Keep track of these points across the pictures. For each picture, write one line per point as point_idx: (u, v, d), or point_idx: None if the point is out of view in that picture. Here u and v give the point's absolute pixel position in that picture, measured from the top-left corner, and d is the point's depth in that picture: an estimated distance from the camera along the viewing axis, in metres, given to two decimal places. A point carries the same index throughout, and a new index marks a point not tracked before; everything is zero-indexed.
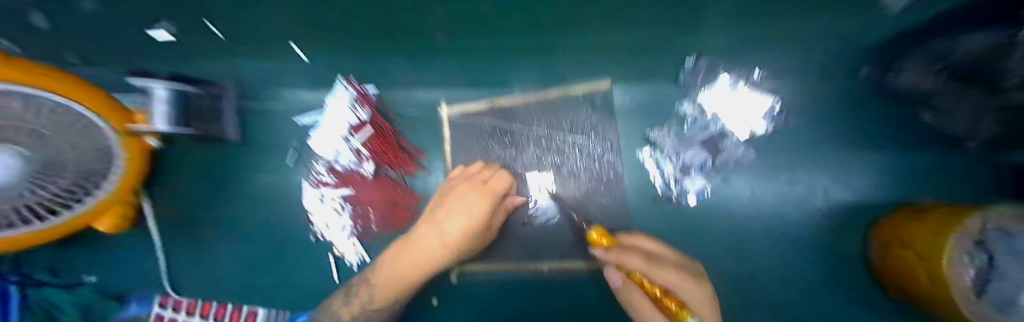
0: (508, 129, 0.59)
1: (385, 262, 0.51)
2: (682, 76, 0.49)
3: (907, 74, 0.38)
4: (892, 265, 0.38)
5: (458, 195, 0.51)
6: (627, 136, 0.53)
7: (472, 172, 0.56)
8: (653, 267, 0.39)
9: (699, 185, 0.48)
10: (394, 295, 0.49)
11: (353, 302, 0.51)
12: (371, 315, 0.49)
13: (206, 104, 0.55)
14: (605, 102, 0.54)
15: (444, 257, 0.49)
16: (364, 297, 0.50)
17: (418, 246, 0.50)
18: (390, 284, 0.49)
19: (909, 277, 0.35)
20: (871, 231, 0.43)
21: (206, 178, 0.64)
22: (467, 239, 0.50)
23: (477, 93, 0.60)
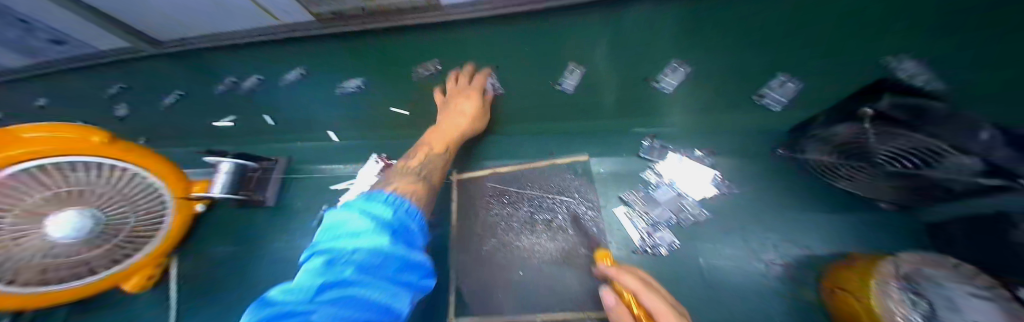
0: (506, 190, 0.71)
1: (435, 134, 0.61)
2: (642, 153, 0.65)
3: (811, 152, 0.54)
4: (840, 310, 0.43)
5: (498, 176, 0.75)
6: (604, 197, 0.64)
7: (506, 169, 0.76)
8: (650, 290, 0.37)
9: (668, 240, 0.57)
10: (440, 155, 0.58)
11: (413, 161, 0.54)
12: (427, 173, 0.51)
13: (256, 174, 0.70)
14: (584, 170, 0.68)
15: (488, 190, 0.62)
16: (427, 149, 0.57)
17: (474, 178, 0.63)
18: (436, 147, 0.59)
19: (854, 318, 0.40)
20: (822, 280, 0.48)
21: (238, 237, 0.72)
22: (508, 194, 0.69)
23: (482, 163, 0.74)
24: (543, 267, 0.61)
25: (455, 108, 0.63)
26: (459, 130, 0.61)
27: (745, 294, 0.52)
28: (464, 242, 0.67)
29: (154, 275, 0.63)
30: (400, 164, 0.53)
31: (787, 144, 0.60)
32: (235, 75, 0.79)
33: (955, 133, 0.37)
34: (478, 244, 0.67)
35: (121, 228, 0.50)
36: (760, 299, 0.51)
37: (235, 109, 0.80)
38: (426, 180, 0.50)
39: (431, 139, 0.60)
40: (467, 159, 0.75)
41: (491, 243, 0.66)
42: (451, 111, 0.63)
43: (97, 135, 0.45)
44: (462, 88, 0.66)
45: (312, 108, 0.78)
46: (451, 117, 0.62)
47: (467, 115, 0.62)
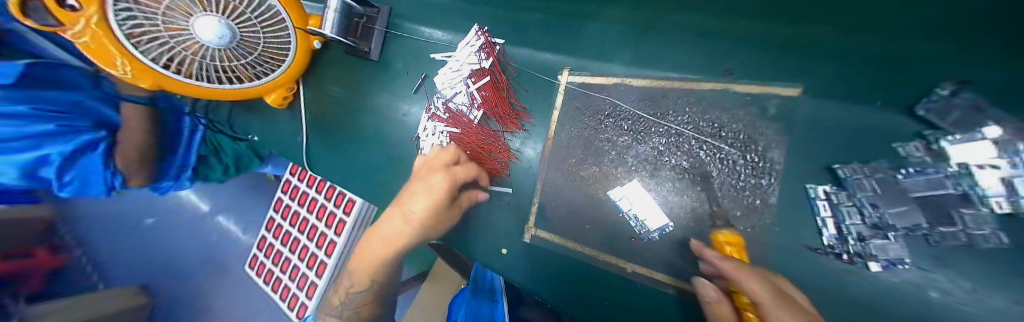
0: (632, 113, 0.52)
1: (368, 242, 0.52)
2: (922, 106, 0.35)
3: None
4: None
5: (420, 181, 0.52)
6: (793, 163, 0.42)
7: (435, 160, 0.53)
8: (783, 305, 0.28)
9: (895, 255, 0.36)
10: (367, 278, 0.52)
11: (341, 298, 0.55)
12: (351, 314, 0.54)
13: (361, 21, 0.65)
14: (780, 112, 0.42)
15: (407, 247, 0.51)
16: (347, 286, 0.55)
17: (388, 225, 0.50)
18: (382, 250, 0.51)
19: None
20: None
21: (343, 85, 0.73)
22: (432, 220, 0.51)
23: (608, 67, 0.55)
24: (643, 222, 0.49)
25: (421, 186, 0.50)
26: (404, 227, 0.49)
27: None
28: (558, 159, 0.58)
29: (289, 97, 0.73)
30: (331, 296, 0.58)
31: None
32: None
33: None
34: (572, 166, 0.56)
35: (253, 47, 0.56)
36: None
37: None
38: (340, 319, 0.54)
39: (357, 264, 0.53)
40: (590, 58, 0.56)
41: (591, 171, 0.55)
42: (431, 171, 0.52)
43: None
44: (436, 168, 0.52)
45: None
46: (409, 206, 0.49)
47: (444, 179, 0.49)
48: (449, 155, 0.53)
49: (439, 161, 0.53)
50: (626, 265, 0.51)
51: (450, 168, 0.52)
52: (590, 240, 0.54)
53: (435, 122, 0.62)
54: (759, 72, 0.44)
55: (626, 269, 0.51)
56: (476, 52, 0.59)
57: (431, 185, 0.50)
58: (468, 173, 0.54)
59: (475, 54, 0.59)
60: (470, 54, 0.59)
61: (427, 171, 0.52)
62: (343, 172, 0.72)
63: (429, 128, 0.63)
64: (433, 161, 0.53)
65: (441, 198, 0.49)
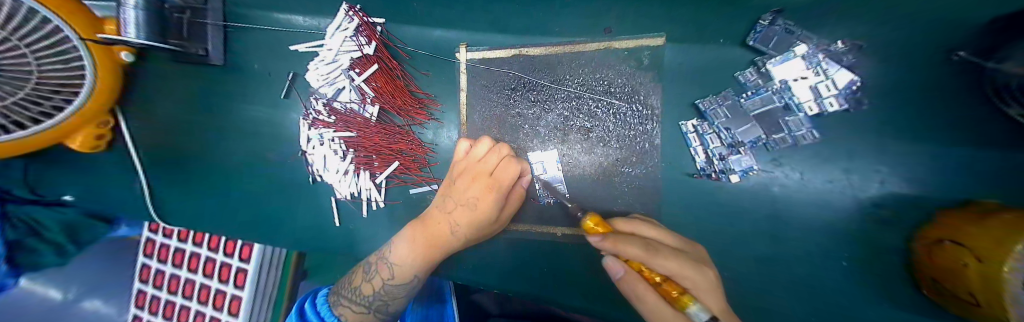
0: (534, 83, 0.52)
1: (402, 251, 0.47)
2: (751, 38, 0.41)
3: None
4: (936, 264, 0.33)
5: (470, 181, 0.47)
6: (669, 104, 0.47)
7: (479, 156, 0.48)
8: (655, 255, 0.34)
9: (746, 165, 0.43)
10: (413, 272, 0.47)
11: (369, 284, 0.47)
12: (382, 306, 0.47)
13: (185, 16, 0.46)
14: (652, 61, 0.47)
15: (452, 241, 0.47)
16: (386, 273, 0.47)
17: (430, 228, 0.47)
18: (419, 248, 0.47)
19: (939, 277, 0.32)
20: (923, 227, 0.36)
21: (192, 105, 0.57)
22: (478, 227, 0.47)
23: (503, 37, 0.52)
24: (558, 187, 0.50)
25: (469, 194, 0.46)
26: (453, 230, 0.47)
27: (791, 226, 0.46)
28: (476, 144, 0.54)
29: (103, 137, 0.52)
30: (377, 257, 0.49)
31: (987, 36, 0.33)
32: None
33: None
34: None
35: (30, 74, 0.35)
36: (816, 234, 0.45)
37: None
38: (379, 313, 0.47)
39: (399, 256, 0.47)
40: (482, 29, 0.51)
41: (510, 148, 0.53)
42: (476, 175, 0.46)
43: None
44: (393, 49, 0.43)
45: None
46: (454, 211, 0.47)
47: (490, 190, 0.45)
48: (502, 155, 0.47)
49: (491, 163, 0.46)
50: (557, 231, 0.52)
51: (490, 174, 0.46)
52: (522, 217, 0.54)
53: (321, 129, 0.53)
54: (632, 24, 0.46)
55: (558, 235, 0.52)
56: (351, 36, 0.50)
57: (488, 181, 0.45)
58: (512, 173, 0.45)
59: (351, 39, 0.50)
60: (344, 40, 0.50)
61: (473, 170, 0.47)
62: (226, 213, 0.58)
63: (314, 137, 0.54)
64: (477, 153, 0.48)
65: (494, 195, 0.45)
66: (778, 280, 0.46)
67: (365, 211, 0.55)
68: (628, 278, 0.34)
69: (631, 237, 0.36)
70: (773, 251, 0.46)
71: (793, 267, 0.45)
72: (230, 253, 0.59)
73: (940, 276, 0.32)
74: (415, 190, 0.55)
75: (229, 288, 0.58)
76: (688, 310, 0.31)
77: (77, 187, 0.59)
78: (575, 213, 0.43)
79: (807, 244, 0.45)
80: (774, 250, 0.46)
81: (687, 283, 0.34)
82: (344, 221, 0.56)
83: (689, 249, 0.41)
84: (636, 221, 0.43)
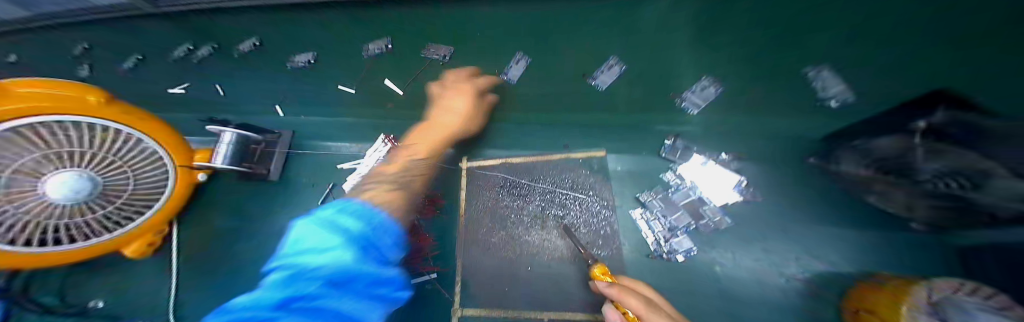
0: (517, 182, 0.68)
1: (423, 132, 0.65)
2: (663, 152, 0.61)
3: (844, 166, 0.52)
4: None
5: (453, 97, 0.64)
6: (620, 197, 0.62)
7: (447, 89, 0.64)
8: (654, 311, 0.39)
9: (687, 246, 0.54)
10: (424, 153, 0.63)
11: (382, 187, 0.52)
12: (406, 183, 0.57)
13: (259, 146, 0.67)
14: (600, 167, 0.64)
15: (455, 130, 0.66)
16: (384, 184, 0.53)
17: (433, 128, 0.65)
18: (422, 148, 0.63)
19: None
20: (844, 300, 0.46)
21: (242, 210, 0.70)
22: (467, 120, 0.66)
23: (495, 151, 0.71)
24: (542, 267, 0.60)
25: (453, 99, 0.64)
26: (451, 128, 0.65)
27: (752, 304, 0.51)
28: (472, 233, 0.65)
29: (156, 243, 0.62)
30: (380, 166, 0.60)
31: (821, 153, 0.56)
32: (189, 42, 0.66)
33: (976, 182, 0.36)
34: (485, 236, 0.64)
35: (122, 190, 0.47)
36: (777, 313, 0.49)
37: (210, 73, 0.70)
38: (403, 189, 0.56)
39: (420, 136, 0.65)
40: (479, 147, 0.72)
41: (501, 235, 0.64)
42: (446, 110, 0.65)
43: (93, 95, 0.42)
44: (463, 82, 0.65)
45: (307, 78, 0.70)
46: (439, 113, 0.65)
47: (462, 114, 0.65)
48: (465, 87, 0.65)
49: (459, 99, 0.64)
50: (546, 316, 0.55)
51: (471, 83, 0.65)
52: (513, 302, 0.57)
53: None
54: (584, 143, 0.67)
55: (546, 320, 0.55)
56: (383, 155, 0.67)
57: (462, 95, 0.64)
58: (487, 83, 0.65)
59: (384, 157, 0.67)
60: (377, 158, 0.67)
61: (460, 88, 0.65)
62: None
63: None
64: (450, 103, 0.64)
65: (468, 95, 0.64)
66: None
67: None
68: None
69: (637, 293, 0.42)
70: None
71: None
72: None
73: None
74: (416, 280, 0.61)
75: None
76: None
77: (94, 294, 0.62)
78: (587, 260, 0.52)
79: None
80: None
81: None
82: None
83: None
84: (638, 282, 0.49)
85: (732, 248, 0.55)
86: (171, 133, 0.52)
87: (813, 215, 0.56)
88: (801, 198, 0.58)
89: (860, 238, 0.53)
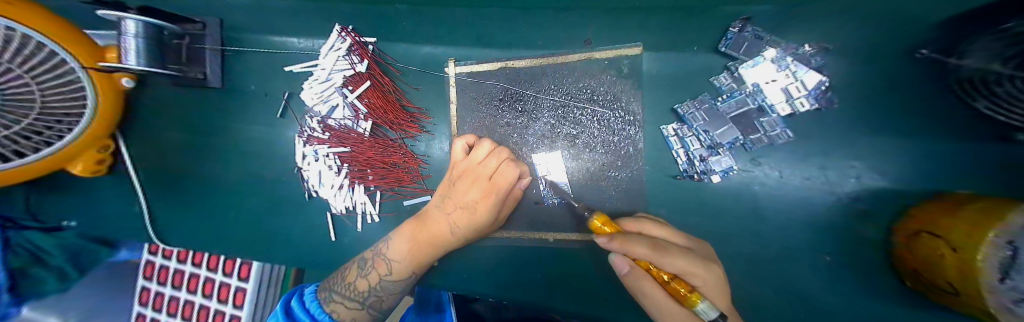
0: (521, 94, 0.54)
1: (414, 236, 0.48)
2: (723, 45, 0.44)
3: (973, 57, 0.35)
4: (914, 254, 0.35)
5: (468, 184, 0.48)
6: (650, 109, 0.49)
7: (478, 158, 0.49)
8: (662, 253, 0.33)
9: (726, 165, 0.45)
10: (411, 268, 0.48)
11: (365, 280, 0.47)
12: (376, 301, 0.47)
13: (184, 42, 0.49)
14: (631, 69, 0.49)
15: (450, 243, 0.48)
16: (384, 271, 0.47)
17: (428, 227, 0.48)
18: (425, 251, 0.48)
19: (917, 267, 0.34)
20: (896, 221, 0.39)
21: (191, 126, 0.59)
22: (476, 231, 0.48)
23: (491, 51, 0.54)
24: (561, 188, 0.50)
25: (469, 178, 0.48)
26: (462, 229, 0.47)
27: (777, 224, 0.47)
28: None
29: (105, 162, 0.54)
30: (371, 251, 0.50)
31: None
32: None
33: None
34: None
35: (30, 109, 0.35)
36: (801, 231, 0.46)
37: None
38: (371, 309, 0.47)
39: (398, 255, 0.48)
40: (470, 45, 0.54)
41: None
42: (476, 178, 0.47)
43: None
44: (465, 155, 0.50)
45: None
46: (452, 212, 0.48)
47: (490, 193, 0.46)
48: (502, 158, 0.48)
49: (490, 166, 0.47)
50: (548, 236, 0.53)
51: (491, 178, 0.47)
52: (513, 224, 0.55)
53: (315, 146, 0.54)
54: (612, 34, 0.48)
55: (550, 240, 0.53)
56: (343, 56, 0.52)
57: (488, 184, 0.46)
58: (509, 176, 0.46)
59: (344, 58, 0.52)
60: (337, 59, 0.52)
61: (473, 174, 0.48)
62: (225, 234, 0.59)
63: (308, 154, 0.55)
64: (476, 157, 0.49)
65: (493, 198, 0.46)
66: (771, 276, 0.46)
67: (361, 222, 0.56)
68: (634, 274, 0.35)
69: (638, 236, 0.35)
70: (763, 250, 0.47)
71: (786, 265, 0.46)
72: (228, 272, 0.60)
73: (920, 267, 0.34)
74: (410, 201, 0.56)
75: (228, 309, 0.59)
76: (697, 309, 0.31)
77: (80, 213, 0.60)
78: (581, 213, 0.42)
79: (794, 239, 0.46)
80: (760, 250, 0.47)
81: (697, 281, 0.34)
82: (340, 237, 0.57)
83: (698, 247, 0.41)
84: (643, 220, 0.43)
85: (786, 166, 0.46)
86: (59, 25, 0.37)
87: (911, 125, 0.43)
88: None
89: None
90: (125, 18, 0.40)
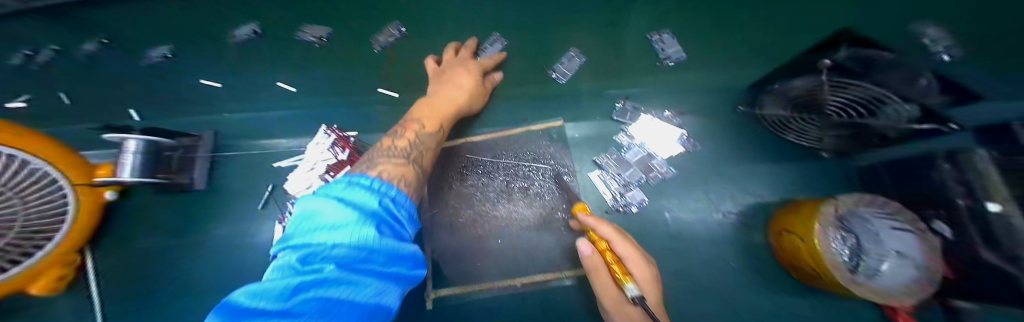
0: (479, 160, 0.67)
1: (424, 110, 0.51)
2: (614, 114, 0.63)
3: (766, 108, 0.56)
4: (788, 250, 0.47)
5: (461, 67, 0.56)
6: (578, 162, 0.64)
7: (463, 55, 0.58)
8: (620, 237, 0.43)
9: (638, 198, 0.58)
10: (437, 119, 0.49)
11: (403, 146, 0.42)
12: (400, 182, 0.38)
13: (176, 153, 0.59)
14: (558, 136, 0.65)
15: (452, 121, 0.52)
16: (411, 129, 0.46)
17: (441, 101, 0.51)
18: (432, 120, 0.49)
19: (794, 259, 0.46)
20: (773, 226, 0.52)
21: (172, 227, 0.62)
22: (473, 98, 0.56)
23: (451, 132, 0.68)
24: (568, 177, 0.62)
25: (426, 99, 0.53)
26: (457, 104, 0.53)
27: (698, 243, 0.57)
28: (440, 213, 0.64)
29: (66, 277, 0.54)
30: (376, 148, 0.41)
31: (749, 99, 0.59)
32: None
33: (900, 82, 0.45)
34: (451, 217, 0.63)
35: (9, 225, 0.40)
36: (714, 247, 0.56)
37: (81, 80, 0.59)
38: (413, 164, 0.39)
39: (420, 115, 0.50)
40: None
41: (467, 214, 0.64)
42: (462, 64, 0.56)
43: None
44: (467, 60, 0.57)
45: (220, 67, 0.61)
46: (452, 92, 0.53)
47: (474, 68, 0.56)
48: (468, 49, 0.59)
49: (463, 54, 0.58)
50: (518, 282, 0.58)
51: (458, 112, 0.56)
52: (485, 275, 0.59)
53: None
54: (538, 114, 0.67)
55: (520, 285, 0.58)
56: (328, 148, 0.63)
57: (472, 69, 0.56)
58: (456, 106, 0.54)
59: (329, 150, 0.63)
60: (322, 151, 0.63)
61: (461, 65, 0.56)
62: None
63: None
64: (461, 55, 0.58)
65: (478, 74, 0.56)
66: (706, 289, 0.54)
67: None
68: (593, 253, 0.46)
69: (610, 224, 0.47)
70: (694, 267, 0.56)
71: (715, 278, 0.54)
72: None
73: (795, 259, 0.46)
74: None
75: None
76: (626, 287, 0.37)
77: None
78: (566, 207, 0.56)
79: (714, 254, 0.56)
80: (690, 268, 0.55)
81: (635, 271, 0.41)
82: None
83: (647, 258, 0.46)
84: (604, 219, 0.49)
85: (684, 195, 0.60)
86: (59, 151, 0.46)
87: (750, 156, 0.61)
88: (739, 141, 0.62)
89: (788, 171, 0.59)
90: (127, 139, 0.50)
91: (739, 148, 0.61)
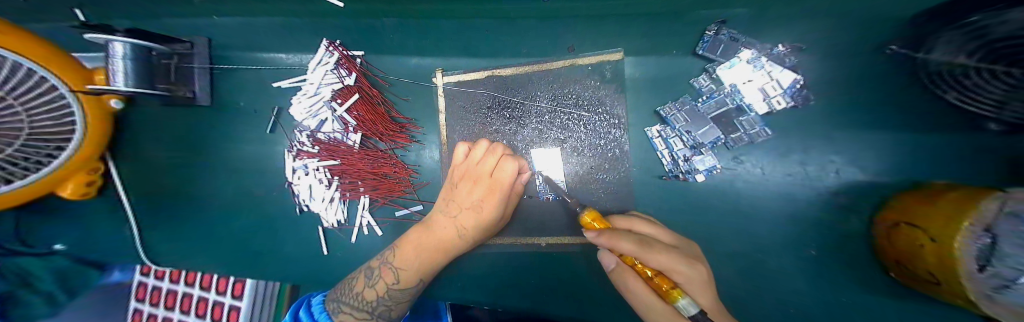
0: (509, 101, 0.54)
1: None
2: (700, 48, 0.45)
3: None
4: (896, 245, 0.36)
5: None
6: (634, 112, 0.50)
7: None
8: (648, 249, 0.33)
9: (710, 164, 0.45)
10: (419, 275, 0.45)
11: (372, 290, 0.44)
12: (385, 311, 0.45)
13: (172, 61, 0.49)
14: (613, 75, 0.50)
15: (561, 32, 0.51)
16: (391, 278, 0.44)
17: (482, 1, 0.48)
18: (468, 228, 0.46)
19: (902, 259, 0.35)
20: (880, 210, 0.40)
21: (184, 146, 0.59)
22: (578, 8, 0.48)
23: (476, 60, 0.55)
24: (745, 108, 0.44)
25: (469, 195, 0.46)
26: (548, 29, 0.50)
27: (768, 222, 0.48)
28: None
29: (94, 183, 0.52)
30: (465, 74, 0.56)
31: None
32: None
33: None
34: None
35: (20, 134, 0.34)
36: (790, 225, 0.48)
37: None
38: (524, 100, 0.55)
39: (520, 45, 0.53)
40: (457, 54, 0.55)
41: None
42: None
43: None
44: None
45: None
46: None
47: None
48: None
49: None
50: (541, 241, 0.54)
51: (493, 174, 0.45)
52: (509, 230, 0.55)
53: (305, 159, 0.55)
54: (595, 42, 0.50)
55: (542, 244, 0.54)
56: (331, 70, 0.52)
57: None
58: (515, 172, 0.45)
59: (332, 72, 0.53)
60: (325, 73, 0.53)
61: None
62: (216, 252, 0.59)
63: (298, 168, 0.55)
64: None
65: None
66: (763, 276, 0.47)
67: (366, 230, 0.57)
68: (619, 268, 0.38)
69: (625, 232, 0.35)
70: (754, 248, 0.48)
71: (775, 263, 0.47)
72: (223, 292, 0.58)
73: (903, 259, 0.35)
74: (401, 211, 0.56)
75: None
76: (678, 304, 0.30)
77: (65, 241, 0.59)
78: (574, 209, 0.42)
79: (783, 238, 0.48)
80: (753, 245, 0.48)
81: (680, 278, 0.33)
82: (333, 250, 0.57)
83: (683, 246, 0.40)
84: (630, 217, 0.43)
85: (762, 164, 0.48)
86: (46, 50, 0.36)
87: (892, 122, 0.43)
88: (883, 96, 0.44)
89: None
90: (112, 41, 0.40)
91: (883, 110, 0.43)
